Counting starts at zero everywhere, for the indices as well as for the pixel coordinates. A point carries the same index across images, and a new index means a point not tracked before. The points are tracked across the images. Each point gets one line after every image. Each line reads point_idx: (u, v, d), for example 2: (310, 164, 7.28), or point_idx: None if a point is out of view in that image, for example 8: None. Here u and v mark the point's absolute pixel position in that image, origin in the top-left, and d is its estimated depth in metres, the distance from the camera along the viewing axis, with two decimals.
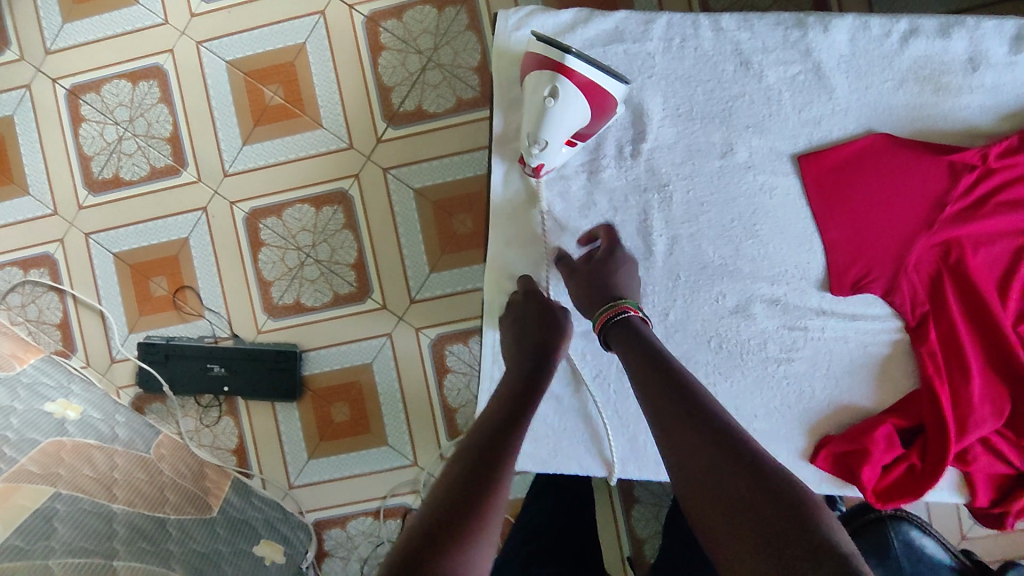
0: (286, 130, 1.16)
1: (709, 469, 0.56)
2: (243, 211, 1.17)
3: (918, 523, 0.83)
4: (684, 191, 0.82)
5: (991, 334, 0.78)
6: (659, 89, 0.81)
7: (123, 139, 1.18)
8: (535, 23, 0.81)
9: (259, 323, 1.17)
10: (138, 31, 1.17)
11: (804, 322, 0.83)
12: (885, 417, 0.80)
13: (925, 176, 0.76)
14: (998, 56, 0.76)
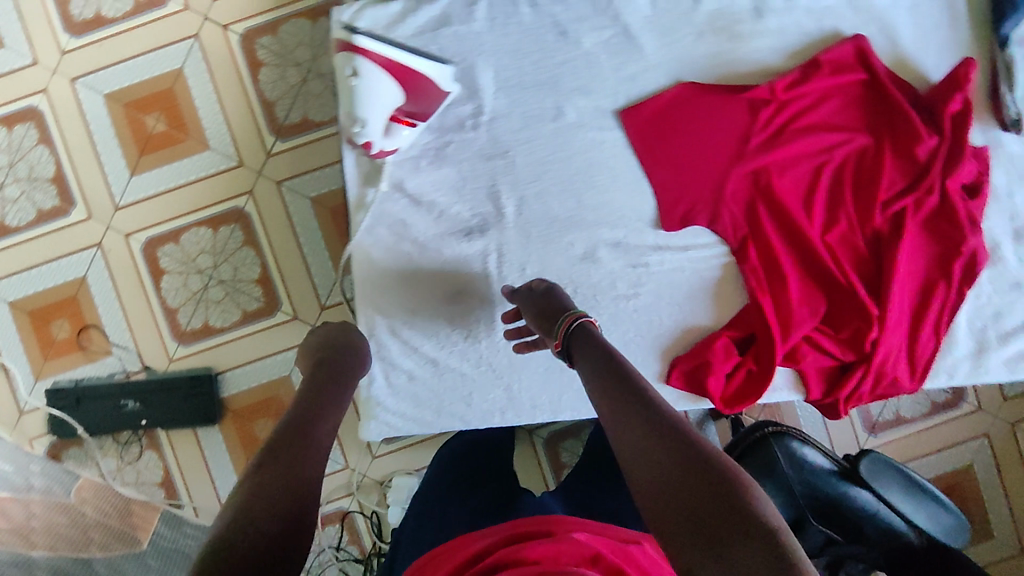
0: (173, 155, 1.16)
1: (685, 512, 0.51)
2: (139, 241, 1.16)
3: (799, 437, 0.91)
4: (524, 156, 0.88)
5: (801, 245, 0.86)
6: (491, 62, 0.86)
7: (4, 185, 1.15)
8: (367, 16, 0.84)
9: (170, 352, 1.17)
10: (8, 73, 1.15)
11: (644, 260, 0.89)
12: (722, 332, 0.88)
13: (727, 113, 0.85)
14: (778, 3, 0.88)
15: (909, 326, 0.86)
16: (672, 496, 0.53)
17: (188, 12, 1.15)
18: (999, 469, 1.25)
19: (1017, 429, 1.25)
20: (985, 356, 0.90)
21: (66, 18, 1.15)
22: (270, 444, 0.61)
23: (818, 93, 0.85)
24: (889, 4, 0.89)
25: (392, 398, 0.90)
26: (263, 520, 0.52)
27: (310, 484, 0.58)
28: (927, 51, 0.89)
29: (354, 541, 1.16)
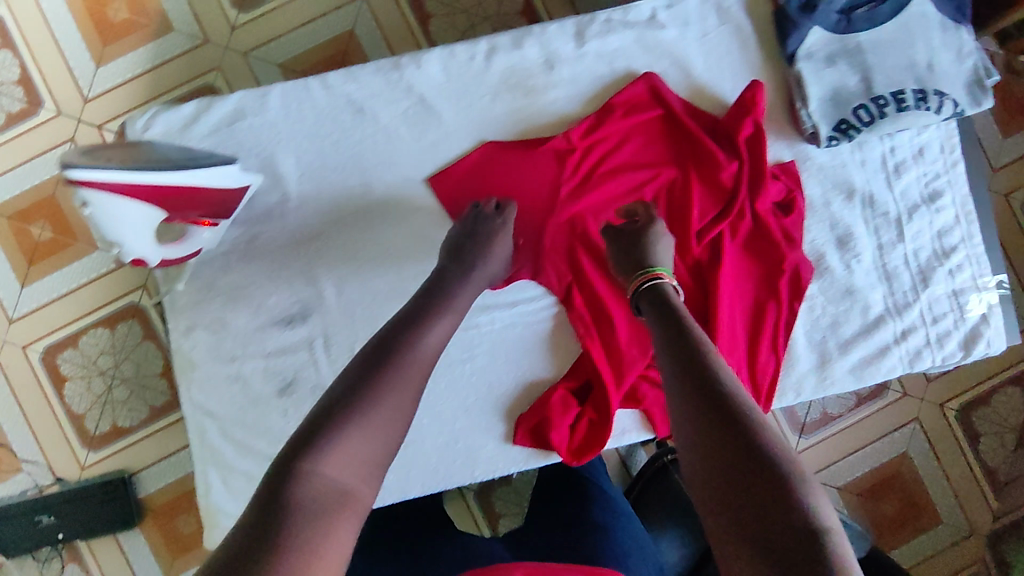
0: (63, 261, 1.15)
1: (723, 481, 0.50)
2: (38, 352, 1.15)
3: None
4: (339, 237, 0.79)
5: (626, 287, 0.81)
6: (291, 149, 0.79)
7: None
8: (161, 121, 0.77)
9: (82, 460, 1.15)
10: None
11: (476, 322, 0.83)
12: (558, 384, 0.83)
13: (530, 166, 0.80)
14: (567, 51, 0.83)
15: (746, 352, 0.81)
16: (717, 463, 0.51)
17: (62, 117, 1.15)
18: (934, 450, 1.24)
19: (946, 408, 1.24)
20: (831, 370, 0.83)
21: None
22: (353, 375, 0.59)
23: (613, 129, 0.81)
24: (677, 37, 0.84)
25: (232, 503, 0.77)
26: (327, 457, 0.52)
27: (392, 421, 0.57)
28: (721, 87, 0.85)
29: None
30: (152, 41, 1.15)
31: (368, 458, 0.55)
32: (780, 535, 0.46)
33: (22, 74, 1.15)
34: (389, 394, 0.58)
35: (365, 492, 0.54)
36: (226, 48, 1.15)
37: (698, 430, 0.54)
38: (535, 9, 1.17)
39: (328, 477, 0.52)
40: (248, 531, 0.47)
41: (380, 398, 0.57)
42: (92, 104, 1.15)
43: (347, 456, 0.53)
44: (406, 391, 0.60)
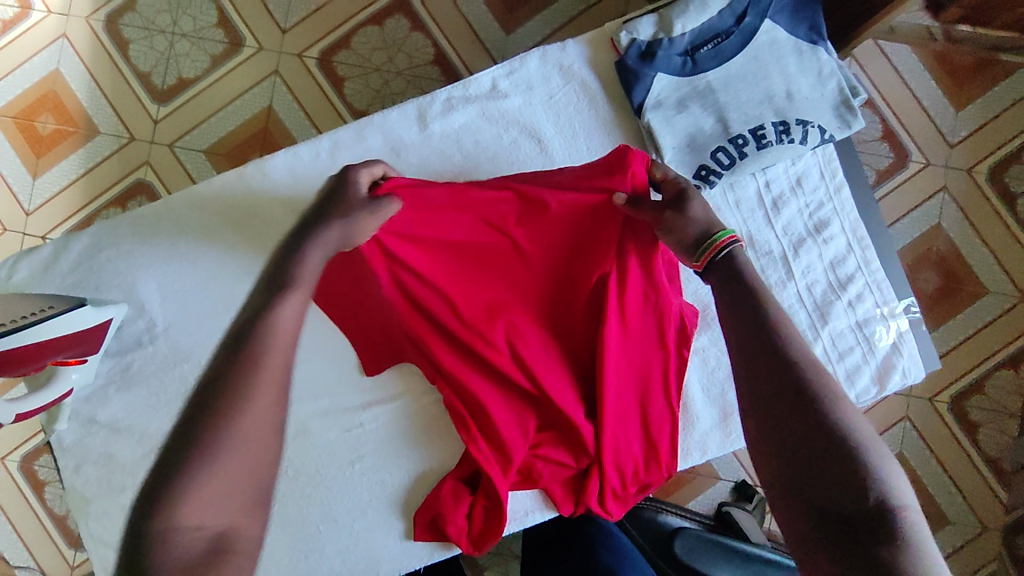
0: None
1: (791, 451, 0.54)
2: (15, 461, 1.18)
3: (650, 507, 0.87)
4: (205, 357, 0.77)
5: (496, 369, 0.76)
6: (152, 274, 0.77)
7: None
8: (24, 264, 0.74)
9: (70, 560, 1.18)
10: None
11: (358, 420, 0.81)
12: (445, 477, 0.79)
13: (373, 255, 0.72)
14: (412, 136, 0.80)
15: (640, 419, 0.78)
16: (783, 433, 0.55)
17: (7, 233, 1.18)
18: (930, 447, 1.18)
19: (936, 402, 1.18)
20: (730, 422, 0.83)
21: None
22: (199, 402, 0.54)
23: (464, 205, 0.72)
24: (522, 103, 0.82)
25: None
26: (184, 510, 0.49)
27: (259, 437, 0.53)
28: (577, 146, 0.83)
29: None
30: (82, 146, 1.19)
31: (233, 488, 0.51)
32: (842, 503, 0.51)
33: None
34: (251, 408, 0.53)
35: (243, 520, 0.51)
36: (152, 142, 1.18)
37: (762, 397, 0.57)
38: (446, 57, 1.18)
39: (193, 532, 0.48)
40: None
41: (234, 420, 0.52)
42: (33, 217, 1.18)
43: (206, 501, 0.49)
44: (275, 389, 0.55)
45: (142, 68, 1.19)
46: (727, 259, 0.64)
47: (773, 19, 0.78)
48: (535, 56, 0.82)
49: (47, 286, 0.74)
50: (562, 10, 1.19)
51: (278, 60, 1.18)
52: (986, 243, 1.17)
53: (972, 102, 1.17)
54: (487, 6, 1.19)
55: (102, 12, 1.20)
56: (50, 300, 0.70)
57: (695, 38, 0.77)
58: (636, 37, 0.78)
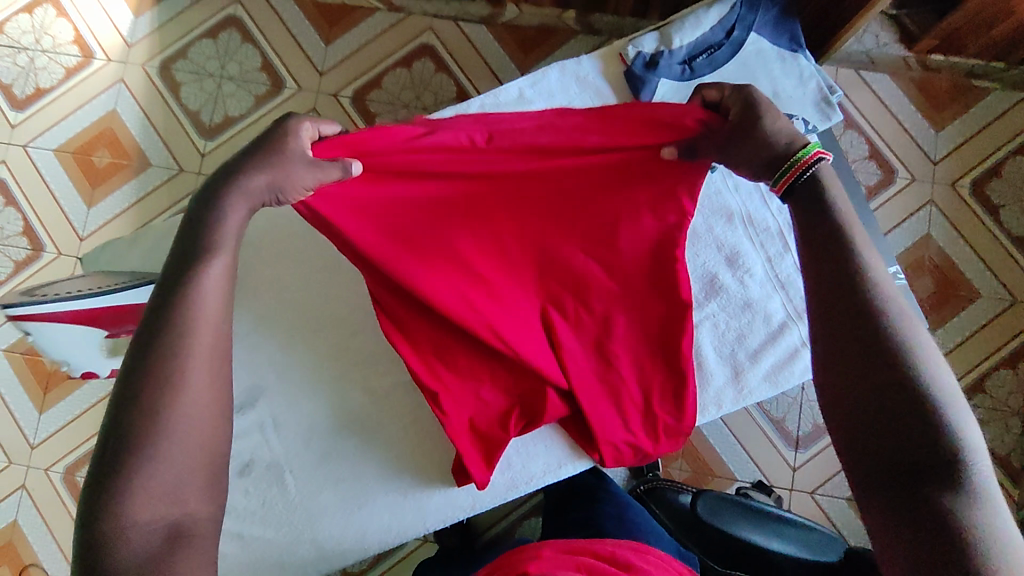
0: (73, 384, 1.26)
1: (863, 417, 0.49)
2: (58, 472, 1.24)
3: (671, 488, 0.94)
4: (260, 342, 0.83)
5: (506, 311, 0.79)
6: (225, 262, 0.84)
7: None
8: None
9: None
10: None
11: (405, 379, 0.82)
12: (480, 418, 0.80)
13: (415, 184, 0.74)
14: None
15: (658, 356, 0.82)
16: (855, 383, 0.50)
17: (62, 256, 1.28)
18: None
19: None
20: (744, 375, 0.86)
21: None
22: (133, 382, 0.53)
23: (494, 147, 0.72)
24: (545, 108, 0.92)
25: None
26: (138, 500, 0.50)
27: (203, 423, 0.54)
28: None
29: None
30: (135, 177, 1.30)
31: (184, 472, 0.52)
32: (930, 474, 0.47)
33: (26, 225, 1.29)
34: (184, 397, 0.53)
35: (199, 499, 0.53)
36: (200, 173, 1.30)
37: (826, 358, 0.53)
38: (468, 93, 1.30)
39: (147, 525, 0.50)
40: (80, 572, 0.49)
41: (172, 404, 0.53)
42: (87, 241, 1.28)
43: (157, 490, 0.51)
44: (207, 350, 0.55)
45: (192, 107, 1.32)
46: (812, 179, 0.58)
47: (757, 33, 0.91)
48: (555, 69, 0.93)
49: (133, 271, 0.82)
50: (571, 51, 1.32)
51: (316, 99, 1.31)
52: (974, 249, 1.25)
53: (950, 123, 1.27)
54: (504, 49, 1.32)
55: (157, 60, 1.34)
56: (145, 283, 0.83)
57: (691, 50, 0.89)
58: (641, 50, 0.89)
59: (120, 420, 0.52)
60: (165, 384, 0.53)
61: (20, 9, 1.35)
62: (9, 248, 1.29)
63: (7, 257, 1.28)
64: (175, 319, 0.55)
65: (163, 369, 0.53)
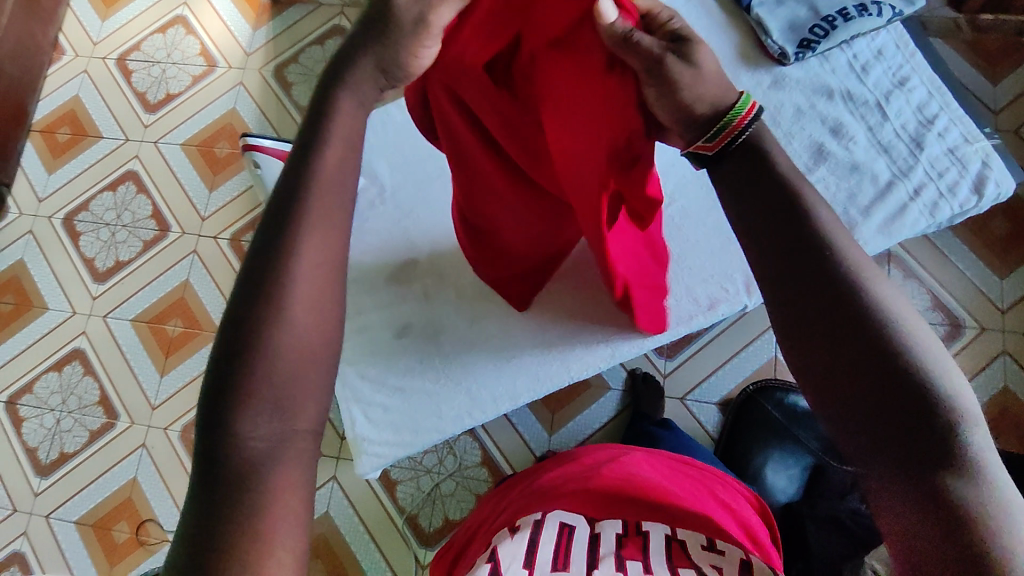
0: (192, 349, 1.36)
1: (832, 372, 0.39)
2: (176, 431, 1.32)
3: (783, 389, 1.05)
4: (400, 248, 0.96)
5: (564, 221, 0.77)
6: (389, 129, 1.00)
7: (61, 419, 1.34)
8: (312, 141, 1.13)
9: None
10: (54, 328, 1.39)
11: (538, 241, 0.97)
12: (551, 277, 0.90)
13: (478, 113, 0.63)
14: None
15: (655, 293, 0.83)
16: (807, 333, 0.40)
17: (185, 234, 1.42)
18: None
19: None
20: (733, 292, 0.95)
21: (93, 270, 1.41)
22: (248, 296, 0.46)
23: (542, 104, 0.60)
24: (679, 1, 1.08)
25: (372, 430, 0.88)
26: (249, 422, 0.43)
27: (310, 352, 0.46)
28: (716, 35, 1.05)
29: None
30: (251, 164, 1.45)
31: (285, 395, 0.45)
32: (896, 426, 0.36)
33: (154, 209, 1.44)
34: (288, 328, 0.45)
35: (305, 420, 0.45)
36: None
37: (775, 282, 0.41)
38: None
39: (249, 440, 0.43)
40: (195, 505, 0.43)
41: (279, 325, 0.45)
42: (208, 220, 1.42)
43: (259, 414, 0.44)
44: (315, 267, 0.47)
45: (302, 103, 1.48)
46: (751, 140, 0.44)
47: None
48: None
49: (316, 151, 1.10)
50: None
51: None
52: None
53: (1008, 78, 1.34)
54: None
55: (271, 65, 1.51)
56: None
57: None
58: None
59: (230, 341, 0.45)
60: (271, 306, 0.45)
61: (155, 29, 1.55)
62: (139, 230, 1.43)
63: (137, 237, 1.42)
64: (299, 229, 0.47)
65: (270, 292, 0.46)
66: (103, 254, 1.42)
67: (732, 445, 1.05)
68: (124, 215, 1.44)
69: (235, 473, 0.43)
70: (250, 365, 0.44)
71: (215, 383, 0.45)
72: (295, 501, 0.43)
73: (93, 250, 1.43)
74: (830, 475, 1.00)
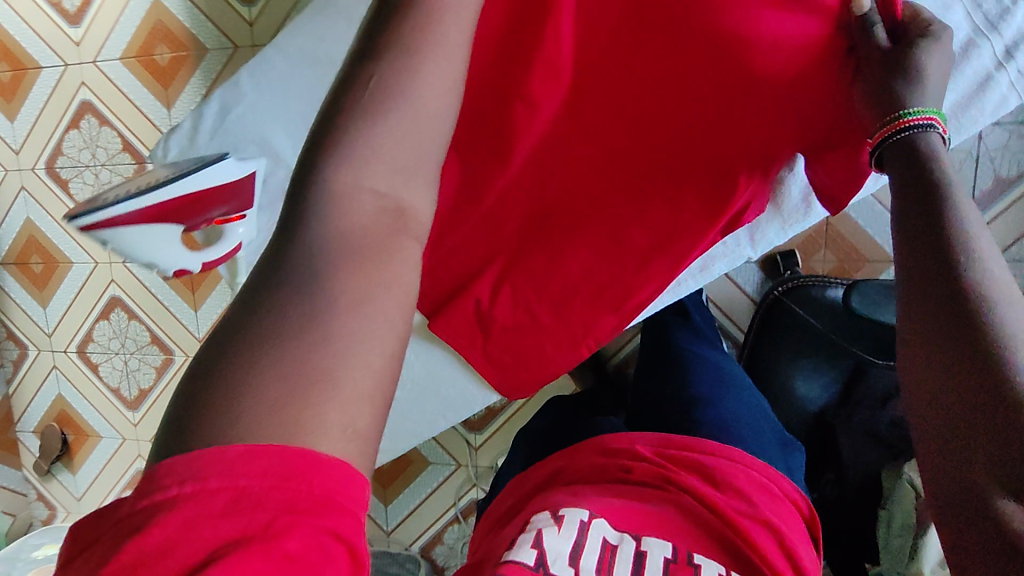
0: (214, 281, 1.35)
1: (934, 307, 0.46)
2: None
3: (818, 284, 0.90)
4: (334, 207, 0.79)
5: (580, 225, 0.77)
6: (281, 125, 0.68)
7: (127, 360, 1.44)
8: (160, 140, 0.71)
9: None
10: (86, 280, 1.41)
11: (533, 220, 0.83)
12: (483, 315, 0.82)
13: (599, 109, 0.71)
14: None
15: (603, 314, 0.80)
16: (927, 284, 0.47)
17: None
18: None
19: None
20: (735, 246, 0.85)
21: None
22: (364, 69, 0.43)
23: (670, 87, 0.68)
24: None
25: None
26: (366, 172, 0.40)
27: (430, 146, 0.43)
28: None
29: None
30: (198, 67, 1.24)
31: (410, 171, 0.42)
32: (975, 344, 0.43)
33: (123, 141, 1.31)
34: (412, 103, 0.42)
35: (420, 202, 0.42)
36: (254, 47, 1.21)
37: (913, 247, 0.50)
38: None
39: (368, 194, 0.40)
40: (269, 266, 0.38)
41: (410, 99, 0.42)
42: None
43: (379, 169, 0.41)
44: (447, 66, 0.44)
45: None
46: (906, 142, 0.56)
47: None
48: None
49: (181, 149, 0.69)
50: None
51: None
52: None
53: None
54: None
55: None
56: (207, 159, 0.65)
57: None
58: None
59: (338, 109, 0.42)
60: (402, 64, 0.42)
61: None
62: (118, 166, 1.32)
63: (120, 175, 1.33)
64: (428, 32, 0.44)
65: (409, 67, 0.42)
66: (97, 199, 1.36)
67: (761, 360, 0.93)
68: (97, 152, 1.32)
69: (318, 234, 0.39)
70: (365, 126, 0.41)
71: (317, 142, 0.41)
72: (388, 333, 0.37)
73: (86, 196, 1.36)
74: (874, 378, 0.87)
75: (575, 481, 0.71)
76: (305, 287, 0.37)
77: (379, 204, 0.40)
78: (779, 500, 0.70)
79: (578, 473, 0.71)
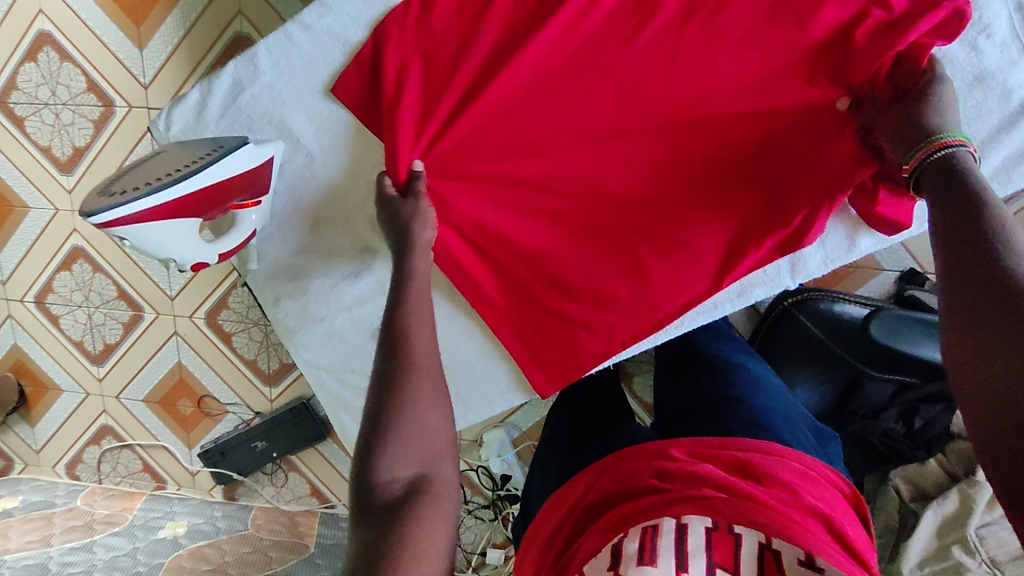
0: None
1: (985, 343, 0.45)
2: (202, 317, 1.32)
3: (825, 298, 0.95)
4: (343, 190, 0.83)
5: (635, 213, 0.79)
6: (298, 106, 0.80)
7: (92, 314, 1.35)
8: (181, 114, 0.80)
9: (268, 396, 1.37)
10: (45, 228, 1.30)
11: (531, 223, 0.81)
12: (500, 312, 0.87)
13: (694, 99, 0.73)
14: None
15: (642, 306, 0.82)
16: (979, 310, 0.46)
17: (134, 109, 1.20)
18: None
19: None
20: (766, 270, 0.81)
21: (54, 160, 1.25)
22: (380, 381, 0.60)
23: (744, 79, 0.71)
24: None
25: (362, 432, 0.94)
26: (394, 461, 0.55)
27: (437, 428, 0.58)
28: None
29: (476, 492, 1.34)
30: (176, 5, 1.13)
31: (432, 446, 0.57)
32: None
33: (89, 80, 1.19)
34: (413, 406, 0.57)
35: (443, 471, 0.56)
36: None
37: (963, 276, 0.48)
38: None
39: (397, 477, 0.54)
40: (361, 534, 0.52)
41: (414, 402, 0.58)
42: (151, 89, 1.18)
43: (406, 453, 0.55)
44: (428, 378, 0.60)
45: None
46: (941, 160, 0.56)
47: None
48: None
49: (206, 127, 0.80)
50: None
51: None
52: None
53: None
54: None
55: None
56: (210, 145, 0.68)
57: None
58: None
59: (370, 415, 0.58)
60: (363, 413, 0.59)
61: None
62: (82, 107, 1.21)
63: (84, 117, 1.21)
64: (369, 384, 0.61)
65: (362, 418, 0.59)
66: (56, 140, 1.24)
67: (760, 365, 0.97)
68: (58, 90, 1.20)
69: (392, 500, 0.53)
70: (381, 432, 0.56)
71: (363, 442, 0.57)
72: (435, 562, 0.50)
73: (44, 136, 1.24)
74: (869, 391, 0.90)
75: (601, 481, 0.66)
76: (387, 535, 0.51)
77: (410, 474, 0.55)
78: (820, 484, 0.65)
79: (612, 473, 0.66)
